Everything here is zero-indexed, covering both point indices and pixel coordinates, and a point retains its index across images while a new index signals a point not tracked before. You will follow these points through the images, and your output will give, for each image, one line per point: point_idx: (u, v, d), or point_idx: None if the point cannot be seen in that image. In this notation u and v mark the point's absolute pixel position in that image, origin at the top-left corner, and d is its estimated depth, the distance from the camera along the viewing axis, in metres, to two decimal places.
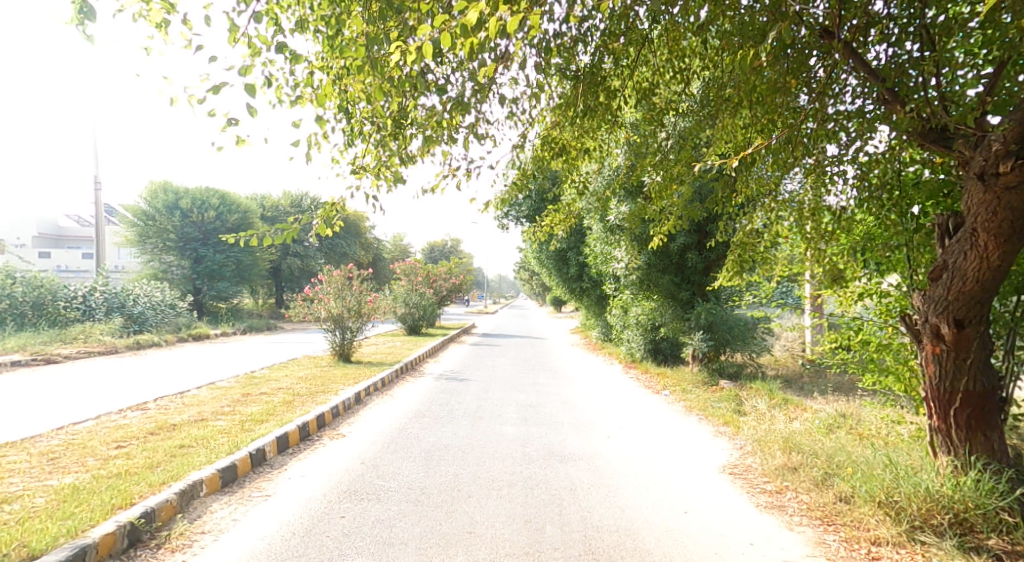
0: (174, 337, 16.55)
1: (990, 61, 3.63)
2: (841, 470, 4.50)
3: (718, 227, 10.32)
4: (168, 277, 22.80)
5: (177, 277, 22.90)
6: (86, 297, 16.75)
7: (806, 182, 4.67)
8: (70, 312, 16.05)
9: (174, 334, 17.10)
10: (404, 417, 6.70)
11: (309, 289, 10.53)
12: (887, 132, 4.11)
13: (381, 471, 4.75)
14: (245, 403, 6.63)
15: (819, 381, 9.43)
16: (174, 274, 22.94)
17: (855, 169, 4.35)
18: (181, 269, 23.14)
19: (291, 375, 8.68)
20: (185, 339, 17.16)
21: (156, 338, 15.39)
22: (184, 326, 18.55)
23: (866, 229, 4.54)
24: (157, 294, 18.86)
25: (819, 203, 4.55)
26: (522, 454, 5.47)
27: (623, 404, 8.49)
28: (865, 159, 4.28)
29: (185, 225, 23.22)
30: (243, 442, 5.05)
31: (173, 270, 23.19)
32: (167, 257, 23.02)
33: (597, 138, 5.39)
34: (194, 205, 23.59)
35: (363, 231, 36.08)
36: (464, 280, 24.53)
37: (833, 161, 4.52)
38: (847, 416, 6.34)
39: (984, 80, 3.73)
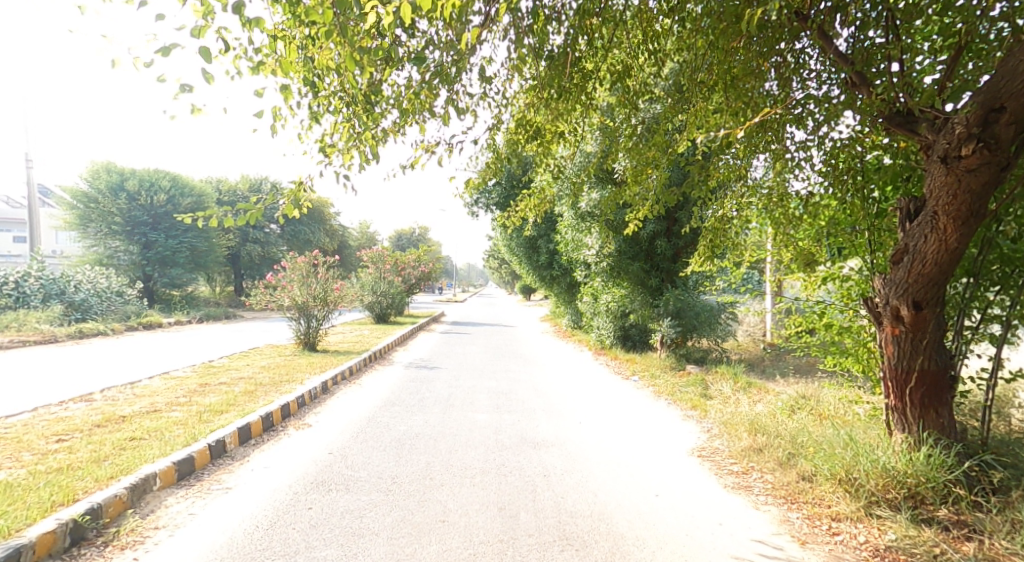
0: (122, 325, 16.01)
1: (948, 48, 3.71)
2: (805, 449, 4.59)
3: (688, 213, 10.44)
4: (114, 263, 22.00)
5: (124, 264, 22.11)
6: (18, 282, 16.16)
7: (772, 168, 4.72)
8: (2, 299, 15.41)
9: (122, 323, 16.57)
10: (374, 406, 6.61)
11: (271, 276, 10.26)
12: (852, 118, 4.17)
13: (351, 461, 4.67)
14: (203, 394, 6.44)
15: (780, 364, 9.67)
16: (121, 260, 22.13)
17: (821, 155, 4.41)
18: (129, 255, 22.33)
19: (252, 364, 8.47)
20: (135, 327, 16.65)
21: (102, 327, 14.84)
22: (132, 313, 17.95)
23: (832, 215, 4.60)
24: (101, 281, 18.26)
25: (787, 190, 4.62)
26: (494, 441, 5.45)
27: (593, 390, 8.54)
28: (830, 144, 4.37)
29: (132, 208, 22.38)
30: (201, 433, 4.90)
31: (122, 256, 22.42)
32: (113, 242, 22.19)
33: (571, 122, 5.33)
34: (141, 187, 22.67)
35: (328, 218, 35.46)
36: (432, 268, 24.34)
37: (800, 147, 4.57)
38: (808, 396, 6.52)
39: (940, 67, 3.81)
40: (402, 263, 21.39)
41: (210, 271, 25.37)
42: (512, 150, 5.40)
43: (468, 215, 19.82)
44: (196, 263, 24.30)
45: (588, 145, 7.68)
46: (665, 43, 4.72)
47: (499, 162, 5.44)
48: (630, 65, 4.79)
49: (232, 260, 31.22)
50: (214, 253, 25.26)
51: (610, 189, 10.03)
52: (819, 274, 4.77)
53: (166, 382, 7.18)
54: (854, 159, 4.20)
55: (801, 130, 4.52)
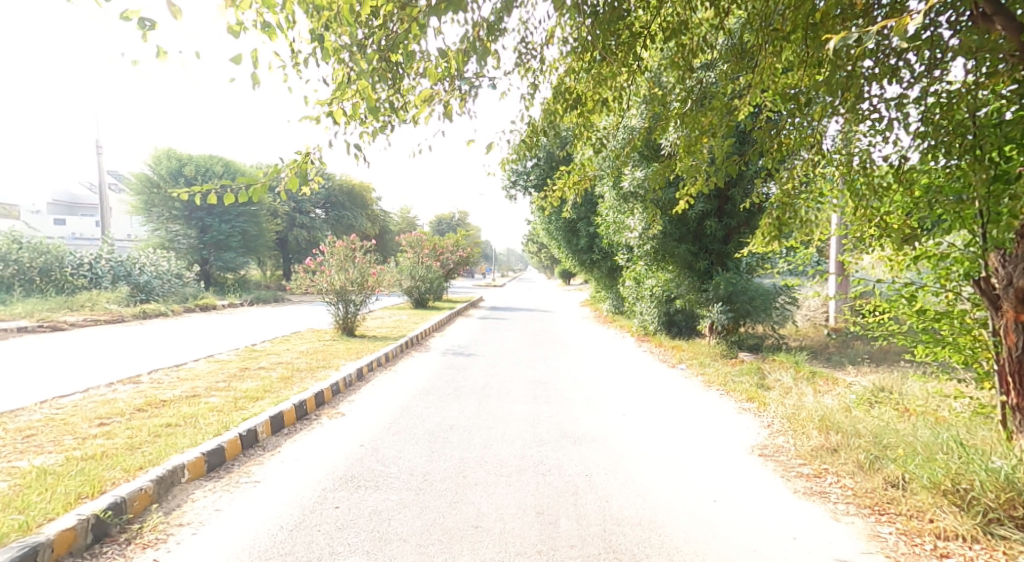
0: (181, 306, 16.27)
1: None
2: (895, 452, 4.04)
3: (739, 191, 9.79)
4: (175, 246, 22.50)
5: (184, 247, 22.58)
6: (93, 264, 16.56)
7: (842, 131, 4.19)
8: (78, 280, 15.89)
9: (181, 304, 16.85)
10: (410, 395, 6.32)
11: (309, 260, 10.09)
12: (964, 65, 3.64)
13: (381, 452, 4.37)
14: (241, 379, 6.26)
15: (845, 352, 9.02)
16: (181, 243, 22.62)
17: (920, 112, 3.83)
18: (187, 239, 22.79)
19: (292, 349, 8.29)
20: (193, 308, 16.91)
21: (163, 307, 15.08)
22: (189, 295, 18.30)
23: (931, 182, 4.02)
24: (162, 263, 18.42)
25: (869, 157, 4.01)
26: (532, 435, 5.08)
27: (637, 379, 8.09)
28: (931, 98, 3.74)
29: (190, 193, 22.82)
30: (234, 422, 4.65)
31: (179, 240, 22.75)
32: (174, 226, 22.76)
33: (616, 86, 4.76)
34: (198, 172, 23.10)
35: (369, 203, 35.61)
36: (474, 253, 24.04)
37: (887, 104, 3.99)
38: (885, 389, 5.95)
39: None
40: (441, 248, 21.25)
41: (260, 255, 25.72)
42: (552, 126, 4.93)
43: (506, 199, 19.39)
44: (246, 247, 24.33)
45: (632, 116, 7.13)
46: None
47: (536, 134, 4.97)
48: (686, 19, 4.25)
49: (280, 245, 31.65)
50: (264, 237, 25.56)
51: (656, 167, 9.46)
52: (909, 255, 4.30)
53: (209, 364, 7.06)
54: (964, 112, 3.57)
55: (894, 82, 3.90)
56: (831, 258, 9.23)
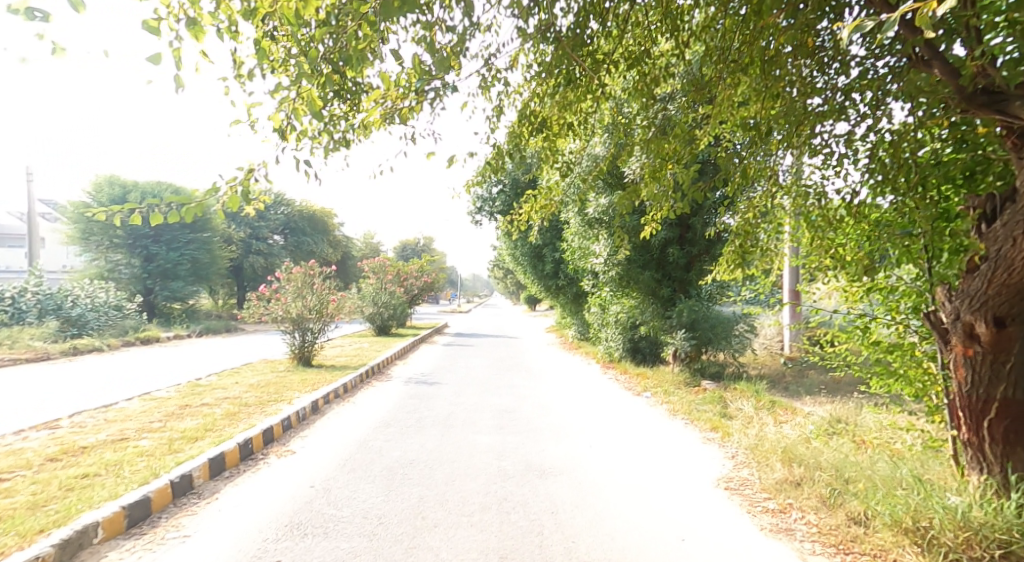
0: (119, 340, 15.50)
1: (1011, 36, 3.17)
2: (863, 485, 3.99)
3: (701, 220, 9.91)
4: (116, 276, 21.61)
5: (125, 277, 21.73)
6: (16, 297, 15.90)
7: (796, 162, 4.27)
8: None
9: (119, 338, 16.07)
10: (367, 429, 6.06)
11: (263, 288, 9.74)
12: (903, 107, 3.76)
13: (334, 492, 4.12)
14: (179, 417, 5.81)
15: (803, 380, 9.14)
16: (122, 273, 21.75)
17: (868, 152, 3.91)
18: (130, 268, 21.90)
19: (240, 382, 7.91)
20: (132, 342, 16.13)
21: (96, 342, 14.35)
22: (130, 327, 17.63)
23: (881, 217, 4.03)
24: (99, 294, 17.84)
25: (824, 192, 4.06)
26: (496, 469, 4.90)
27: (602, 407, 7.99)
28: (876, 137, 3.83)
29: None
30: (164, 468, 4.18)
31: (121, 269, 21.78)
32: (114, 255, 21.79)
33: (581, 113, 4.72)
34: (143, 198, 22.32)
35: (329, 229, 35.10)
36: (437, 279, 23.81)
37: (833, 142, 4.06)
38: (842, 420, 5.99)
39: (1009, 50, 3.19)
40: (404, 275, 21.01)
41: (212, 283, 24.92)
42: (517, 149, 4.86)
43: (471, 224, 19.35)
44: (198, 275, 23.79)
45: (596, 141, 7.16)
46: (687, 25, 4.23)
47: (500, 158, 4.88)
48: (646, 48, 4.28)
49: (235, 272, 30.76)
50: (217, 264, 24.82)
51: (620, 194, 9.56)
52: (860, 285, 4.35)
53: (143, 403, 6.62)
54: (904, 144, 3.62)
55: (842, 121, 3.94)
56: (786, 286, 9.54)
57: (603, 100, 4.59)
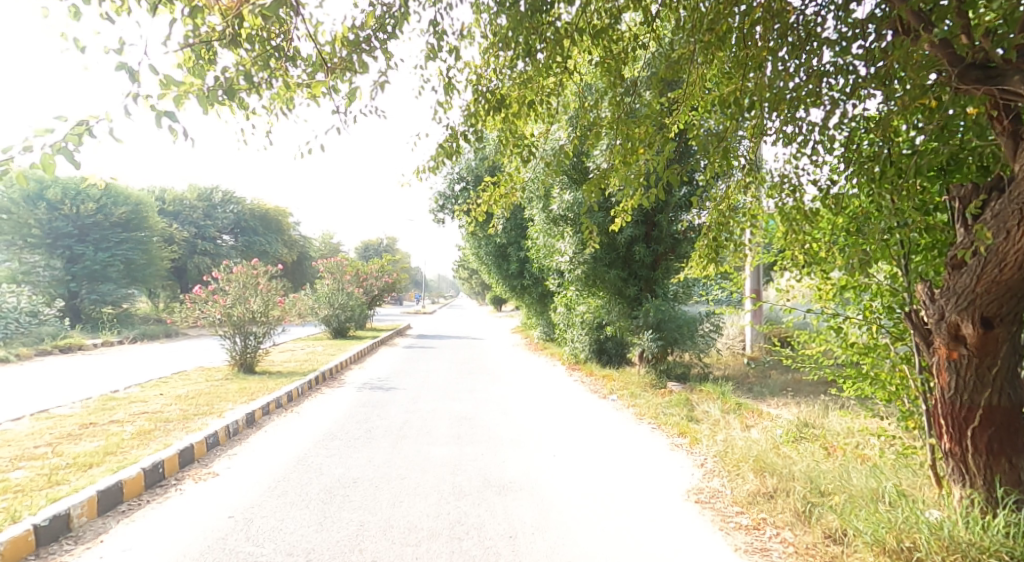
0: (30, 350, 14.43)
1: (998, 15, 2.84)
2: (841, 505, 3.69)
3: (666, 218, 9.65)
4: (33, 279, 20.10)
5: (45, 280, 20.33)
6: None
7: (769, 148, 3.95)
8: None
9: (34, 348, 14.96)
10: (310, 443, 5.57)
11: (200, 289, 9.08)
12: (878, 97, 3.47)
13: (258, 524, 3.63)
14: (77, 439, 5.20)
15: (768, 380, 8.99)
16: (41, 276, 20.30)
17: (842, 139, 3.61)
18: (51, 270, 20.55)
19: (168, 394, 7.26)
20: (48, 352, 15.05)
21: (6, 353, 13.30)
22: (46, 336, 16.63)
23: (860, 207, 3.67)
24: (12, 300, 16.78)
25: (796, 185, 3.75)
26: (450, 486, 4.48)
27: (566, 412, 7.67)
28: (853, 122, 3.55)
29: (54, 219, 20.71)
30: (29, 510, 3.58)
31: (40, 271, 20.35)
32: (32, 257, 20.35)
33: (543, 98, 4.35)
34: (66, 196, 20.97)
35: (283, 228, 34.07)
36: (399, 279, 23.15)
37: (808, 127, 3.77)
38: (811, 423, 5.78)
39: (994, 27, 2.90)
40: (363, 275, 20.39)
41: (148, 285, 23.73)
42: (474, 131, 4.46)
43: (432, 223, 18.88)
44: (131, 277, 22.88)
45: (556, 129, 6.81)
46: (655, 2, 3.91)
47: (455, 140, 4.48)
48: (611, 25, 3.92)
49: (178, 272, 29.47)
50: (155, 265, 23.78)
51: (585, 189, 9.33)
52: (831, 282, 4.13)
53: (42, 422, 5.91)
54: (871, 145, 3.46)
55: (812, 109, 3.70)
56: (751, 285, 9.38)
57: (569, 74, 4.26)
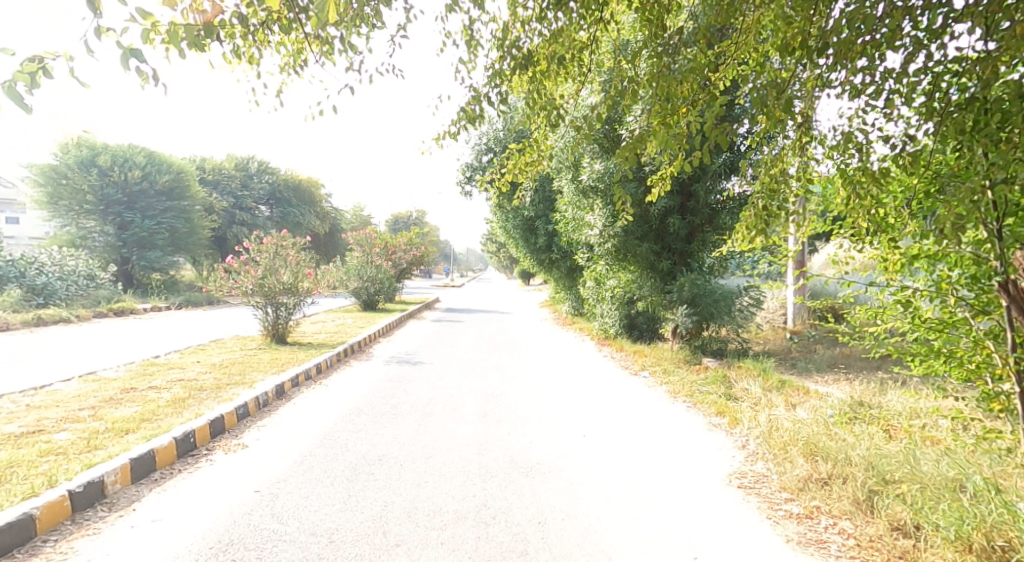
0: (88, 311, 14.87)
1: None
2: (911, 496, 3.39)
3: (702, 190, 9.13)
4: (89, 244, 20.72)
5: (100, 245, 20.87)
6: None
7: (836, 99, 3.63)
8: None
9: (90, 309, 15.31)
10: (337, 417, 5.45)
11: (231, 259, 9.00)
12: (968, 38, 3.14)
13: (283, 501, 3.48)
14: (116, 404, 5.15)
15: (812, 356, 8.60)
16: (96, 241, 20.88)
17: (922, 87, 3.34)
18: (105, 236, 21.03)
19: (201, 362, 7.23)
20: (104, 313, 15.38)
21: (64, 312, 13.62)
22: (104, 298, 17.04)
23: (942, 164, 3.45)
24: (69, 263, 17.16)
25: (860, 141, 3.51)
26: (477, 467, 4.30)
27: (596, 389, 7.45)
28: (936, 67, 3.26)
29: (106, 186, 21.06)
30: (68, 475, 3.48)
31: (95, 237, 20.93)
32: (87, 222, 20.89)
33: (579, 54, 4.00)
34: (115, 162, 21.32)
35: (316, 200, 34.22)
36: (428, 251, 23.02)
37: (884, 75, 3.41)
38: (862, 403, 5.45)
39: None
40: (392, 248, 20.33)
41: (193, 254, 24.14)
42: (498, 92, 4.14)
43: (460, 195, 18.59)
44: (177, 245, 23.15)
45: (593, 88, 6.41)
46: None
47: (478, 102, 4.21)
48: None
49: (218, 243, 29.90)
50: (196, 235, 24.10)
51: (617, 158, 8.88)
52: (902, 253, 3.89)
53: (81, 385, 5.90)
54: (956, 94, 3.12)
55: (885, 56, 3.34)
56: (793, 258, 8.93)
57: (605, 24, 3.88)
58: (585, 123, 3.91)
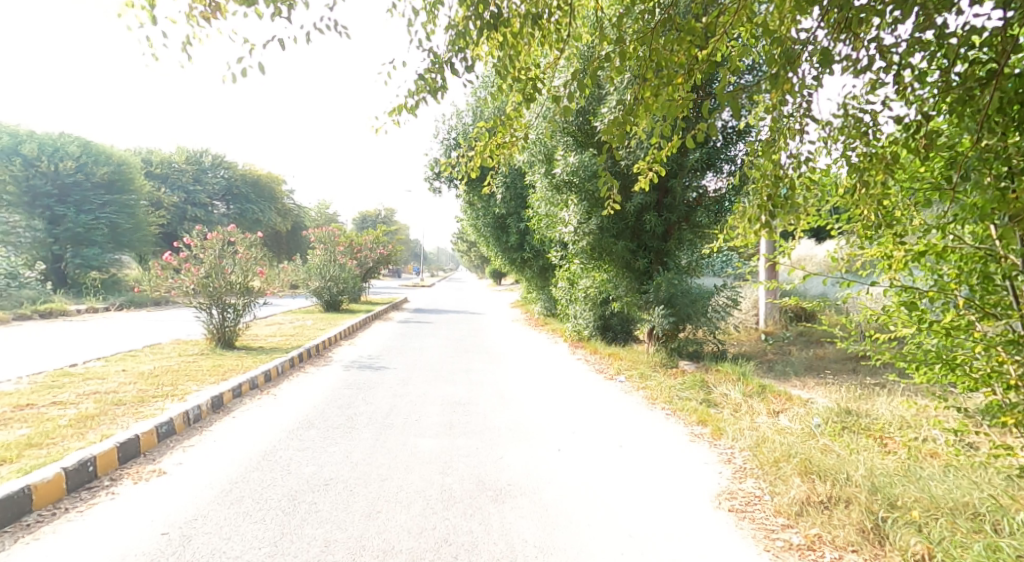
0: (11, 314, 13.72)
1: None
2: (932, 529, 2.96)
3: (680, 184, 8.73)
4: (14, 240, 19.52)
5: (25, 242, 19.67)
6: None
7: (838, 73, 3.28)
8: None
9: (13, 311, 14.31)
10: (283, 433, 4.87)
11: (170, 256, 8.29)
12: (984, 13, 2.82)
13: (196, 546, 2.92)
14: (8, 424, 4.48)
15: (791, 359, 8.25)
16: (22, 237, 19.68)
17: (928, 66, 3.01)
18: (32, 232, 19.84)
19: (130, 371, 6.54)
20: (26, 315, 14.39)
21: None
22: (27, 300, 15.95)
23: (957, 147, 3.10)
24: None
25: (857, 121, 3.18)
26: (438, 491, 3.78)
27: (570, 395, 6.99)
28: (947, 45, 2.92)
29: (30, 176, 19.73)
30: None
31: (21, 233, 19.72)
32: (10, 218, 19.52)
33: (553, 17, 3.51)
34: (42, 151, 20.18)
35: (276, 196, 33.11)
36: (396, 250, 22.32)
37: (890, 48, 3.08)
38: (854, 411, 5.06)
39: None
40: (357, 246, 19.63)
41: (139, 251, 22.87)
42: (462, 59, 3.63)
43: (428, 190, 18.01)
44: (118, 242, 22.05)
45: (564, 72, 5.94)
46: None
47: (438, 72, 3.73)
48: None
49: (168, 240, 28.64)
50: (142, 232, 22.99)
51: (592, 150, 8.52)
52: (907, 249, 3.46)
53: None
54: (973, 67, 2.75)
55: (896, 30, 3.04)
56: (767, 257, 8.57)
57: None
58: (558, 99, 3.42)
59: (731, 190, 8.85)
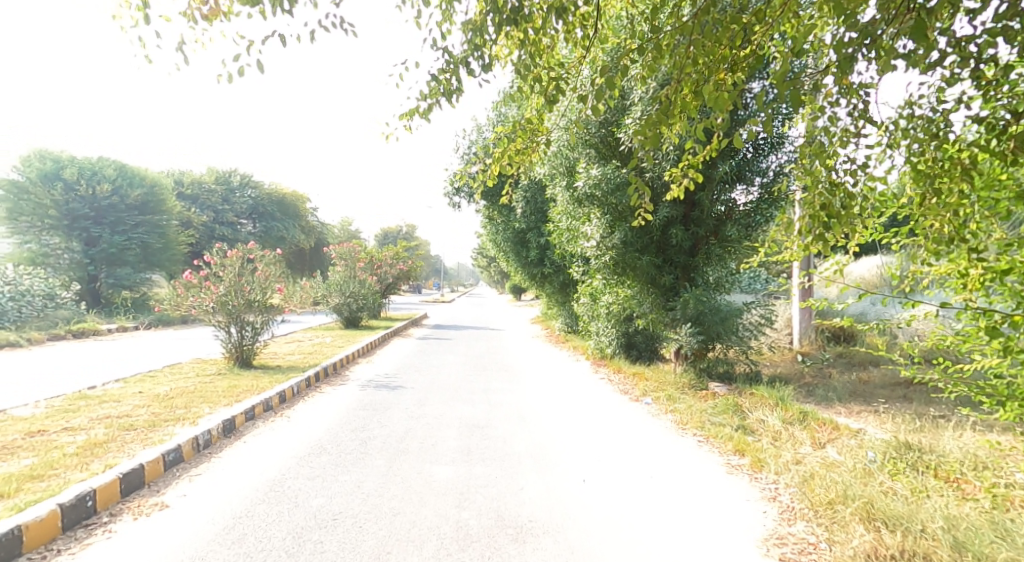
0: (39, 334, 13.76)
1: None
2: None
3: (707, 197, 8.32)
4: (52, 263, 19.50)
5: (64, 264, 19.80)
6: None
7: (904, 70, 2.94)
8: None
9: (46, 332, 14.36)
10: (292, 459, 4.60)
11: (188, 274, 8.13)
12: None
13: None
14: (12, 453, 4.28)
15: (831, 382, 7.81)
16: (60, 259, 19.75)
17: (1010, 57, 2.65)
18: (70, 254, 20.06)
19: (146, 392, 6.35)
20: (59, 336, 14.41)
21: (14, 337, 12.70)
22: (63, 321, 15.95)
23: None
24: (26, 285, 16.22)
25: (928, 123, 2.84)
26: (453, 528, 3.45)
27: (596, 418, 6.64)
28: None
29: (70, 200, 20.00)
30: None
31: (59, 255, 19.81)
32: (50, 239, 19.71)
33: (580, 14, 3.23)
34: (81, 175, 20.50)
35: (298, 213, 33.34)
36: (416, 266, 22.17)
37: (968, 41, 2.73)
38: (909, 443, 4.64)
39: None
40: (377, 262, 19.51)
41: (167, 270, 23.05)
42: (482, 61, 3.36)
43: (449, 206, 17.84)
44: (149, 261, 22.30)
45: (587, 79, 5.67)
46: None
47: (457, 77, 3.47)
48: None
49: None
50: (170, 251, 23.19)
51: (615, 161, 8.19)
52: (984, 267, 3.11)
53: None
54: None
55: (975, 20, 2.70)
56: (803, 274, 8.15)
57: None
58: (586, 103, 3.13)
59: (762, 202, 8.42)
